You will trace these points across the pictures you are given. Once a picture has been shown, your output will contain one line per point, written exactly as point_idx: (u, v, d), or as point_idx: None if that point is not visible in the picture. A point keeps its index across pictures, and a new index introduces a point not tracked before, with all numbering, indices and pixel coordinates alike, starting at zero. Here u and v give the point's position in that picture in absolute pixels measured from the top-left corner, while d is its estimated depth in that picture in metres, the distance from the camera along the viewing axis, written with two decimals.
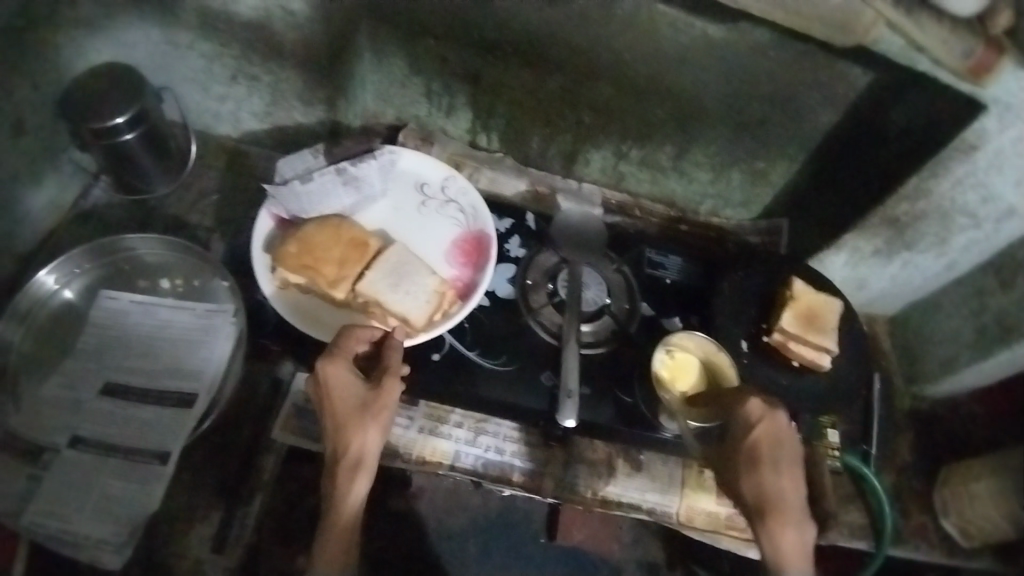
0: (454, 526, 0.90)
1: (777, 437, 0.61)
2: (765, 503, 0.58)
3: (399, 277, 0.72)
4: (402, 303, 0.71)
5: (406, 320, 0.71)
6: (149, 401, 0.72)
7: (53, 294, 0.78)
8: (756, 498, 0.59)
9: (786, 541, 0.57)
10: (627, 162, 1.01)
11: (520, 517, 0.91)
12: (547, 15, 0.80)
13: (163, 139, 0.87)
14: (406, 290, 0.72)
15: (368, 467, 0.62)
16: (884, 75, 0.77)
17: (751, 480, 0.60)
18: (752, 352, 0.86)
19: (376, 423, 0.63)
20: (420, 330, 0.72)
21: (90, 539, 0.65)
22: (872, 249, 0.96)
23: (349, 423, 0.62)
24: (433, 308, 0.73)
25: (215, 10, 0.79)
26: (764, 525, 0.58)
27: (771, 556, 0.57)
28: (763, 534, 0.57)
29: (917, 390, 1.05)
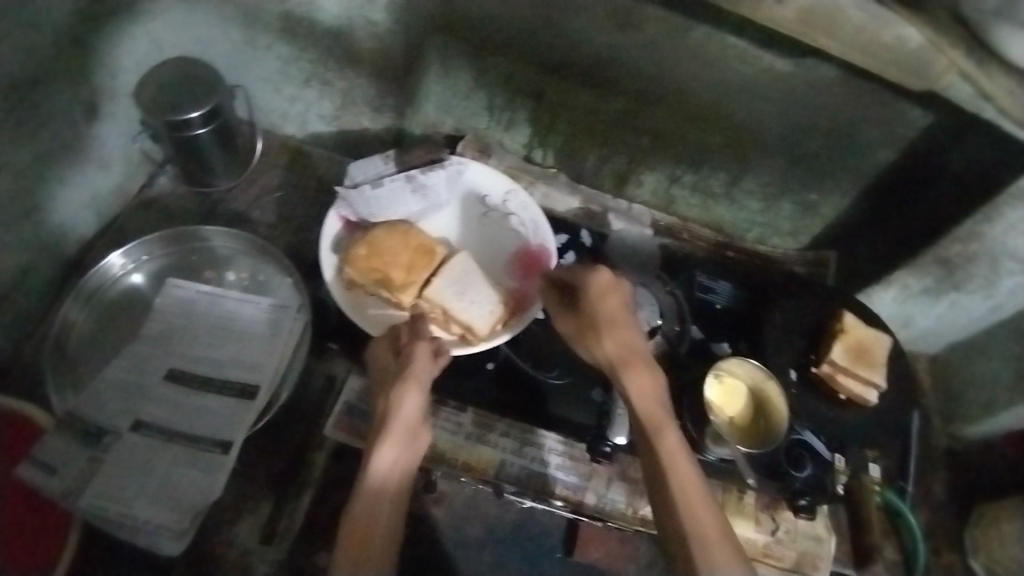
0: (469, 534, 0.84)
1: (622, 302, 0.71)
2: (619, 359, 0.69)
3: (466, 287, 0.74)
4: (468, 310, 0.73)
5: (470, 328, 0.73)
6: (211, 391, 0.74)
7: (121, 278, 0.80)
8: (612, 357, 0.70)
9: (637, 387, 0.68)
10: (680, 186, 1.02)
11: (538, 531, 0.85)
12: (617, 40, 0.82)
13: (231, 135, 0.88)
14: (471, 298, 0.73)
15: (396, 430, 0.65)
16: (944, 118, 0.79)
17: (603, 344, 0.70)
18: (800, 383, 0.87)
19: (403, 388, 0.67)
20: (482, 339, 0.74)
21: (149, 525, 0.66)
22: (921, 287, 0.97)
23: (384, 394, 0.67)
24: (497, 318, 0.74)
25: (300, 15, 0.82)
26: (626, 377, 0.68)
27: (636, 401, 0.68)
28: (624, 382, 0.68)
29: (955, 429, 1.06)
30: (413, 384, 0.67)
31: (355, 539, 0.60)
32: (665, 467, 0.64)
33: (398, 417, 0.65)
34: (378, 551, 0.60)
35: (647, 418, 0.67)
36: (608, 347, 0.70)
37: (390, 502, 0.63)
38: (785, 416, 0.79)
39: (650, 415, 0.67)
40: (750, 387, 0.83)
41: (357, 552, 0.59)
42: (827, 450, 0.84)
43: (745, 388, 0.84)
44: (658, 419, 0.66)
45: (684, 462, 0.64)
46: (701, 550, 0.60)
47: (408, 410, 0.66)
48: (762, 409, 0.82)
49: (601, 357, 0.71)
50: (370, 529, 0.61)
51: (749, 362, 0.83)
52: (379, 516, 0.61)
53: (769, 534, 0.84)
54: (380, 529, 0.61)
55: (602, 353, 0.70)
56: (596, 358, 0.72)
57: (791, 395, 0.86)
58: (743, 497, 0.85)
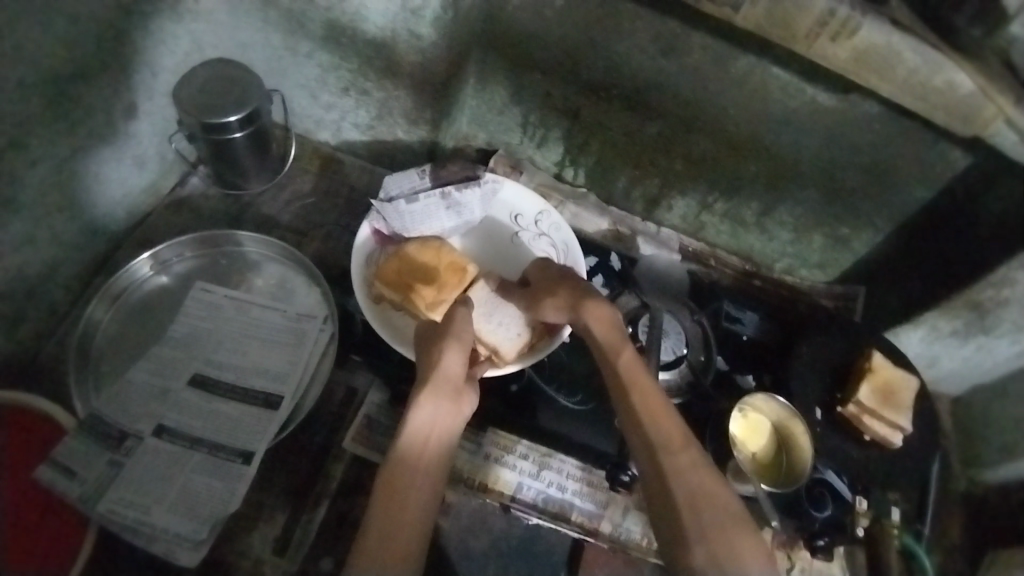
0: (474, 548, 0.78)
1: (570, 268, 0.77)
2: (574, 304, 0.71)
3: (496, 310, 0.77)
4: (496, 333, 0.75)
5: (497, 350, 0.75)
6: (235, 398, 0.74)
7: (150, 278, 0.80)
8: (565, 303, 0.72)
9: (596, 327, 0.70)
10: (710, 213, 1.01)
11: (542, 548, 0.80)
12: (660, 65, 0.82)
13: (267, 139, 0.89)
14: (500, 322, 0.76)
15: (439, 385, 0.64)
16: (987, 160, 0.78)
17: (556, 295, 0.73)
18: (825, 422, 0.85)
19: (450, 347, 0.67)
20: (508, 363, 0.75)
21: (166, 532, 0.65)
22: (950, 329, 0.94)
23: (424, 358, 0.67)
24: (523, 345, 0.76)
25: (343, 25, 0.81)
26: (580, 314, 0.71)
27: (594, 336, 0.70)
28: (583, 320, 0.71)
29: (973, 472, 1.04)
30: (456, 343, 0.68)
31: (395, 486, 0.57)
32: (631, 398, 0.64)
33: (447, 373, 0.65)
34: (418, 499, 0.57)
35: (608, 354, 0.68)
36: (559, 297, 0.73)
37: (431, 448, 0.61)
38: (810, 455, 0.78)
39: (612, 350, 0.68)
40: (775, 422, 0.83)
41: (396, 494, 0.57)
42: (848, 492, 0.83)
43: (768, 423, 0.84)
44: (619, 348, 0.67)
45: (648, 390, 0.65)
46: (670, 458, 0.60)
47: (451, 368, 0.66)
48: (784, 446, 0.81)
49: (556, 309, 0.73)
50: (412, 476, 0.58)
51: (773, 398, 0.82)
52: (418, 467, 0.59)
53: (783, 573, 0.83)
54: (421, 480, 0.58)
55: (556, 304, 0.73)
56: (551, 314, 0.74)
57: (816, 433, 0.84)
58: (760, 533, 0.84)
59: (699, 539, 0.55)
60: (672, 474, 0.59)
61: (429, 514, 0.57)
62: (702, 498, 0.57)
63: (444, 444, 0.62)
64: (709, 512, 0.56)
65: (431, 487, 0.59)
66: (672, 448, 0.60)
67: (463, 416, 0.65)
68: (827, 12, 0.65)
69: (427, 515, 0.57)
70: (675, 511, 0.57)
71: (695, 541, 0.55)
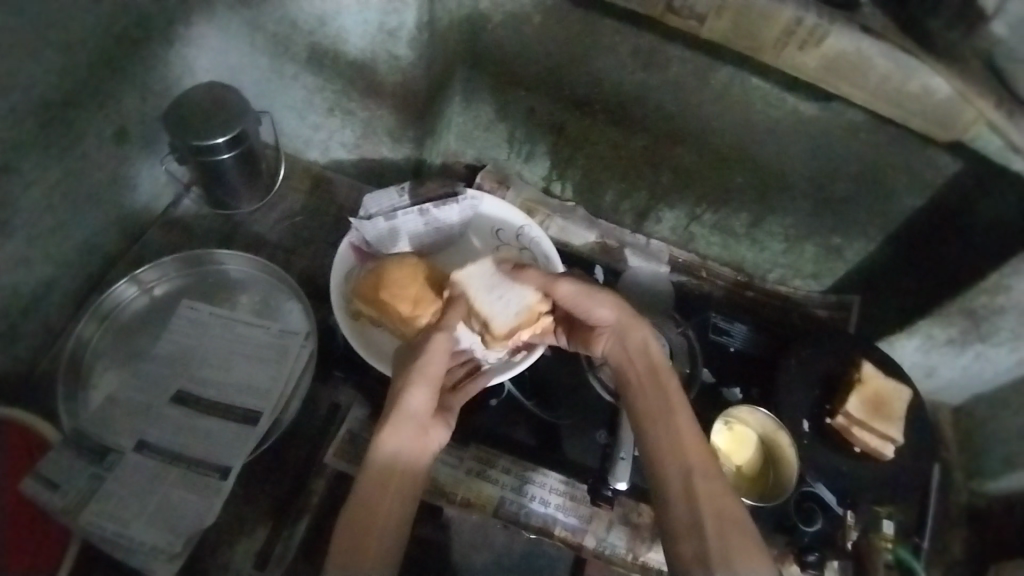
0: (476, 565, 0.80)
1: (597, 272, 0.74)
2: (618, 316, 0.69)
3: (503, 285, 0.72)
4: (491, 306, 0.71)
5: (488, 326, 0.70)
6: (215, 414, 0.75)
7: (139, 297, 0.83)
8: (618, 314, 0.69)
9: (641, 344, 0.69)
10: (699, 225, 1.00)
11: (545, 564, 0.81)
12: (640, 78, 0.82)
13: (255, 160, 0.91)
14: (502, 295, 0.71)
15: (405, 426, 0.64)
16: (977, 166, 0.76)
17: (610, 299, 0.69)
18: (813, 434, 0.84)
19: (421, 379, 0.65)
20: (499, 338, 0.71)
21: (144, 545, 0.67)
22: (947, 338, 0.91)
23: (392, 389, 0.66)
24: (513, 326, 0.70)
25: (325, 47, 0.83)
26: (621, 327, 0.70)
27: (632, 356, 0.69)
28: (627, 338, 0.69)
29: (976, 485, 1.02)
30: (422, 380, 0.65)
31: (359, 521, 0.58)
32: (672, 419, 0.64)
33: (416, 403, 0.65)
34: (384, 532, 0.59)
35: (650, 374, 0.67)
36: (613, 304, 0.70)
37: (397, 480, 0.62)
38: (794, 474, 0.77)
39: (652, 370, 0.68)
40: (762, 435, 0.82)
41: (361, 532, 0.58)
42: (838, 505, 0.82)
43: (753, 436, 0.83)
44: (668, 371, 0.67)
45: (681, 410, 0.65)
46: (705, 480, 0.60)
47: (416, 408, 0.65)
48: (770, 459, 0.81)
49: (608, 308, 0.69)
50: (375, 515, 0.59)
51: (762, 412, 0.81)
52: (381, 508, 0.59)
53: None
54: (383, 520, 0.59)
55: (613, 302, 0.69)
56: (602, 316, 0.70)
57: (800, 445, 0.83)
58: None
59: (721, 562, 0.55)
60: (703, 498, 0.59)
61: (392, 552, 0.58)
62: (732, 524, 0.57)
63: (410, 481, 0.63)
64: (736, 539, 0.56)
65: (395, 520, 0.60)
66: (706, 472, 0.60)
67: (429, 453, 0.65)
68: (793, 21, 0.65)
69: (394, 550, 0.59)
70: (701, 524, 0.57)
71: (716, 563, 0.55)
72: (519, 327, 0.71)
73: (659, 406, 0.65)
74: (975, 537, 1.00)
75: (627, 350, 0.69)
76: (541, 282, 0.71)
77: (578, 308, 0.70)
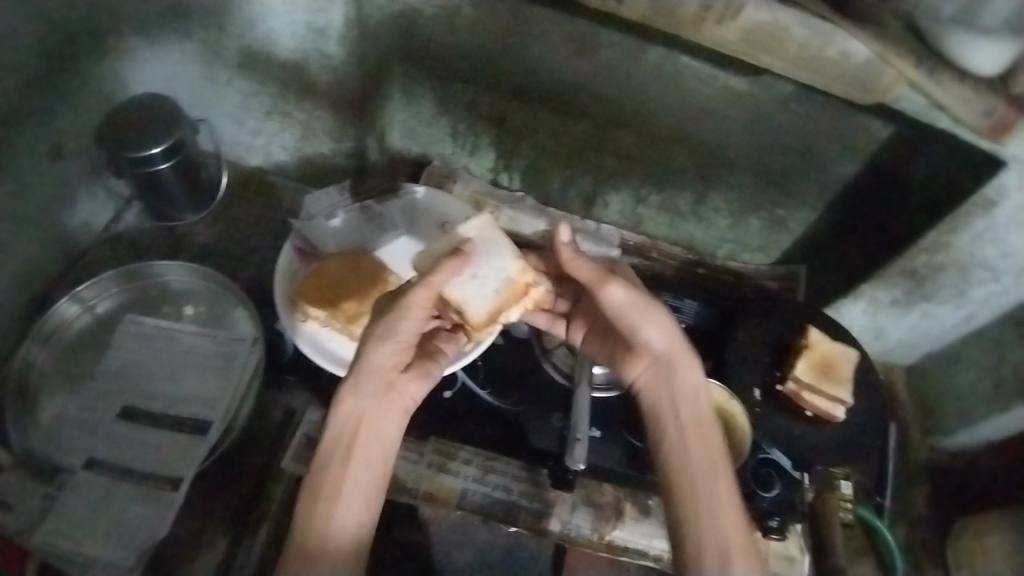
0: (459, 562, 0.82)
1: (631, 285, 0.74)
2: (671, 355, 0.68)
3: (474, 264, 0.72)
4: (467, 291, 0.71)
5: (463, 309, 0.71)
6: (164, 426, 0.75)
7: (82, 315, 0.81)
8: (673, 346, 0.68)
9: (689, 384, 0.68)
10: (646, 206, 1.01)
11: (527, 556, 0.83)
12: (576, 64, 0.81)
13: (196, 169, 0.90)
14: (478, 274, 0.71)
15: (369, 386, 0.65)
16: (906, 129, 0.77)
17: (664, 319, 0.68)
18: (765, 401, 0.85)
19: (379, 339, 0.65)
20: (479, 327, 0.72)
21: (99, 560, 0.67)
22: (891, 299, 0.95)
23: (357, 344, 0.67)
24: (494, 308, 0.72)
25: (256, 50, 0.83)
26: (673, 366, 0.68)
27: (677, 397, 0.67)
28: (676, 378, 0.68)
29: (934, 441, 1.04)
30: (390, 337, 0.65)
31: (319, 496, 0.61)
32: (717, 480, 0.63)
33: (378, 363, 0.65)
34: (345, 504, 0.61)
35: (701, 423, 0.66)
36: (667, 326, 0.68)
37: (359, 447, 0.63)
38: (747, 440, 0.81)
39: (700, 413, 0.66)
40: None
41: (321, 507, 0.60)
42: (794, 468, 0.83)
43: None
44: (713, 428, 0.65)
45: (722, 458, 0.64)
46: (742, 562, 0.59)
47: (383, 363, 0.66)
48: (726, 430, 0.82)
49: (657, 336, 0.68)
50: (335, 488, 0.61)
51: (713, 383, 0.83)
52: (346, 475, 0.62)
53: None
54: (348, 485, 0.62)
55: (665, 331, 0.67)
56: (658, 342, 0.68)
57: (754, 413, 0.85)
58: None
59: None
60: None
61: (359, 526, 0.61)
62: None
63: (372, 443, 0.64)
64: None
65: (354, 490, 0.62)
66: (742, 552, 0.60)
67: (395, 409, 0.66)
68: None
69: (362, 526, 0.61)
70: None
71: None
72: (502, 305, 0.72)
73: (703, 461, 0.64)
74: (934, 490, 1.03)
75: (670, 386, 0.68)
76: (587, 275, 0.68)
77: (631, 328, 0.68)
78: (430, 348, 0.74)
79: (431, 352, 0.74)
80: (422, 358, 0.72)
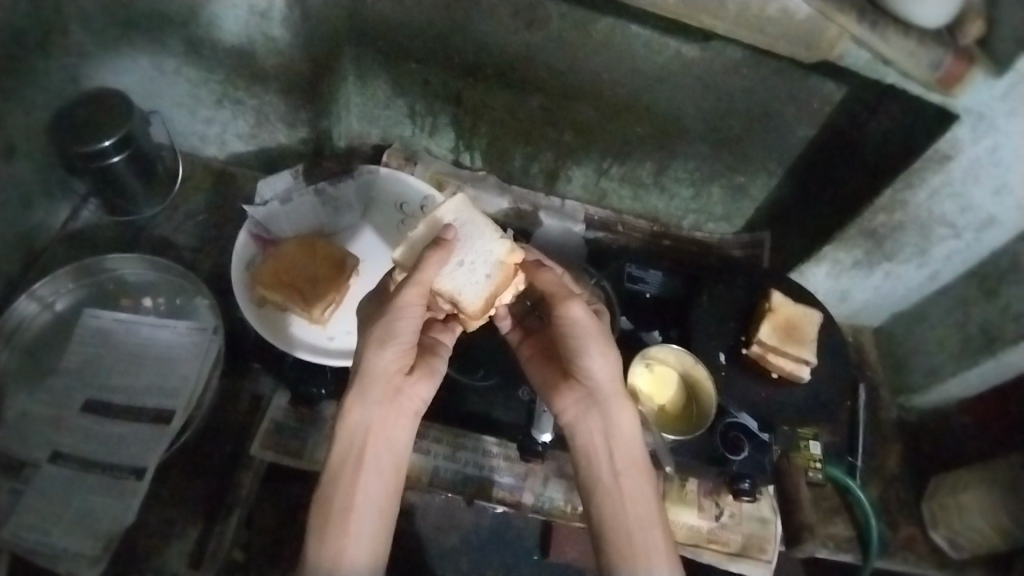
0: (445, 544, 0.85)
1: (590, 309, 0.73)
2: (610, 395, 0.69)
3: (461, 251, 0.71)
4: (458, 280, 0.70)
5: (457, 299, 0.70)
6: (128, 418, 0.75)
7: (41, 312, 0.80)
8: (613, 385, 0.69)
9: (624, 428, 0.70)
10: (608, 179, 1.01)
11: (512, 535, 0.86)
12: (523, 37, 0.81)
13: (150, 163, 0.90)
14: (466, 261, 0.70)
15: (374, 394, 0.66)
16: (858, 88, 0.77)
17: (612, 353, 0.69)
18: (730, 364, 0.87)
19: (379, 345, 0.66)
20: (474, 313, 0.70)
21: (68, 551, 0.67)
22: (853, 261, 0.95)
23: (357, 347, 0.67)
24: (489, 292, 0.70)
25: (201, 36, 0.82)
26: (610, 406, 0.70)
27: (610, 435, 0.70)
28: (611, 417, 0.70)
29: (904, 400, 1.02)
30: (390, 341, 0.65)
31: (331, 510, 0.64)
32: (646, 520, 0.66)
33: (375, 369, 0.66)
34: (358, 514, 0.64)
35: (635, 465, 0.69)
36: (613, 363, 0.69)
37: (367, 457, 0.65)
38: (713, 402, 0.81)
39: (633, 459, 0.69)
40: (681, 373, 0.85)
41: (330, 521, 0.63)
42: (761, 431, 0.84)
43: (675, 375, 0.85)
44: (647, 469, 0.69)
45: (652, 500, 0.68)
46: None
47: (385, 370, 0.66)
48: (692, 395, 0.84)
49: (605, 372, 0.69)
50: (345, 499, 0.64)
51: (674, 347, 0.84)
52: (358, 488, 0.64)
53: (712, 520, 0.87)
54: (360, 498, 0.64)
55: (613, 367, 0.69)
56: (600, 379, 0.69)
57: (719, 377, 0.86)
58: (685, 486, 0.88)
59: None
60: None
61: (375, 531, 0.64)
62: None
63: (379, 450, 0.66)
64: None
65: (364, 501, 0.65)
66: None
67: (400, 411, 0.67)
68: None
69: (383, 531, 0.65)
70: None
71: None
72: (497, 288, 0.70)
73: (633, 497, 0.67)
74: (907, 450, 1.01)
75: (604, 426, 0.70)
76: (554, 291, 0.69)
77: (574, 353, 0.69)
78: (428, 341, 0.75)
79: (429, 344, 0.74)
80: (423, 355, 0.73)
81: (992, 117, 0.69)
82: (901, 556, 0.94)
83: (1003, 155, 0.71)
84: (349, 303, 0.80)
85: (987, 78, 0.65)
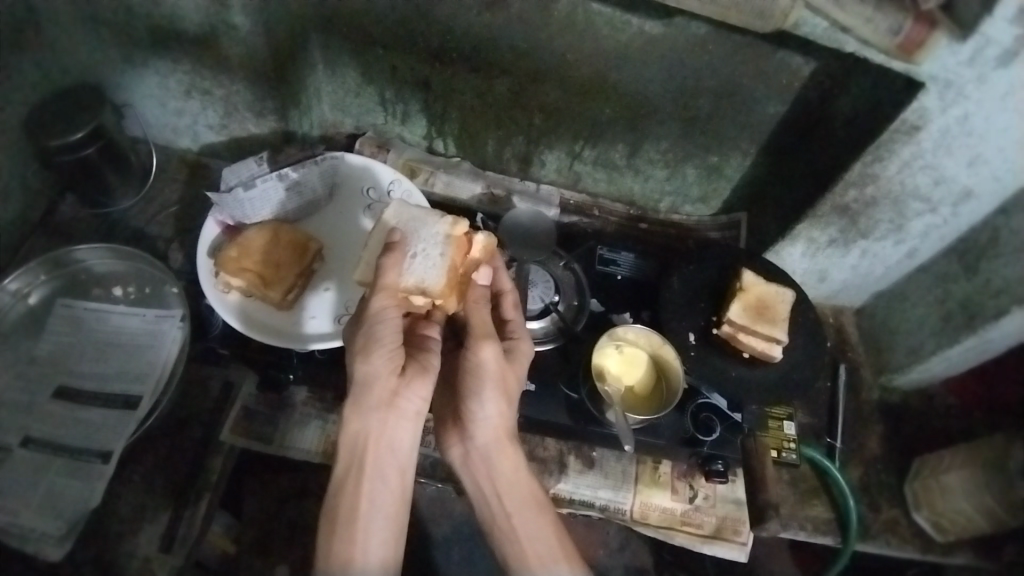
0: (435, 535, 0.89)
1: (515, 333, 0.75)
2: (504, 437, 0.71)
3: (412, 244, 0.71)
4: (419, 272, 0.69)
5: (423, 286, 0.69)
6: (97, 404, 0.78)
7: (16, 301, 0.82)
8: (496, 430, 0.70)
9: (510, 472, 0.70)
10: (582, 162, 1.01)
11: None
12: (486, 19, 0.81)
13: (122, 156, 0.90)
14: (419, 251, 0.70)
15: (370, 403, 0.66)
16: (825, 64, 0.76)
17: (501, 395, 0.69)
18: (700, 344, 0.86)
19: (364, 355, 0.66)
20: (440, 292, 0.69)
21: (34, 532, 0.71)
22: (828, 239, 0.94)
23: (348, 359, 0.68)
24: (449, 267, 0.70)
25: (164, 26, 0.82)
26: (496, 452, 0.70)
27: (501, 478, 0.70)
28: (495, 461, 0.70)
29: (885, 380, 1.00)
30: (374, 347, 0.66)
31: (339, 516, 0.64)
32: (544, 543, 0.67)
33: (362, 379, 0.66)
34: (365, 520, 0.65)
35: (529, 503, 0.69)
36: (500, 404, 0.70)
37: (371, 464, 0.66)
38: (681, 380, 0.81)
39: (524, 498, 0.70)
40: (651, 354, 0.85)
41: (337, 529, 0.64)
42: (733, 411, 0.85)
43: (645, 356, 0.85)
44: (541, 506, 0.70)
45: (548, 531, 0.68)
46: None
47: (379, 377, 0.66)
48: (662, 375, 0.83)
49: (499, 413, 0.70)
50: (353, 506, 0.65)
51: (643, 328, 0.84)
52: (362, 495, 0.65)
53: (686, 502, 0.86)
54: (366, 506, 0.65)
55: (502, 409, 0.70)
56: (488, 428, 0.70)
57: (687, 356, 0.85)
58: (659, 468, 0.87)
59: None
60: None
61: (379, 536, 0.65)
62: None
63: (381, 455, 0.67)
64: None
65: (371, 507, 0.65)
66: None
67: (400, 419, 0.67)
68: None
69: (399, 533, 0.66)
70: None
71: None
72: (454, 261, 0.70)
73: (527, 530, 0.68)
74: (890, 431, 0.99)
75: (489, 470, 0.70)
76: (479, 325, 0.69)
77: (467, 395, 0.69)
78: (418, 338, 0.72)
79: (419, 340, 0.72)
80: (414, 353, 0.70)
81: (959, 84, 0.67)
82: (883, 539, 0.91)
83: (974, 124, 0.70)
84: (313, 287, 0.82)
85: (950, 42, 0.64)
